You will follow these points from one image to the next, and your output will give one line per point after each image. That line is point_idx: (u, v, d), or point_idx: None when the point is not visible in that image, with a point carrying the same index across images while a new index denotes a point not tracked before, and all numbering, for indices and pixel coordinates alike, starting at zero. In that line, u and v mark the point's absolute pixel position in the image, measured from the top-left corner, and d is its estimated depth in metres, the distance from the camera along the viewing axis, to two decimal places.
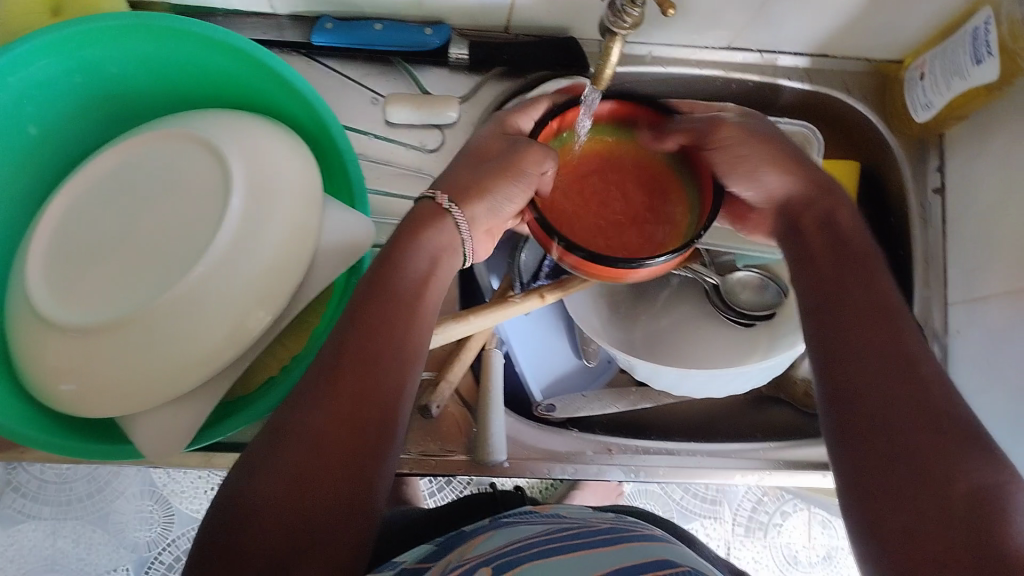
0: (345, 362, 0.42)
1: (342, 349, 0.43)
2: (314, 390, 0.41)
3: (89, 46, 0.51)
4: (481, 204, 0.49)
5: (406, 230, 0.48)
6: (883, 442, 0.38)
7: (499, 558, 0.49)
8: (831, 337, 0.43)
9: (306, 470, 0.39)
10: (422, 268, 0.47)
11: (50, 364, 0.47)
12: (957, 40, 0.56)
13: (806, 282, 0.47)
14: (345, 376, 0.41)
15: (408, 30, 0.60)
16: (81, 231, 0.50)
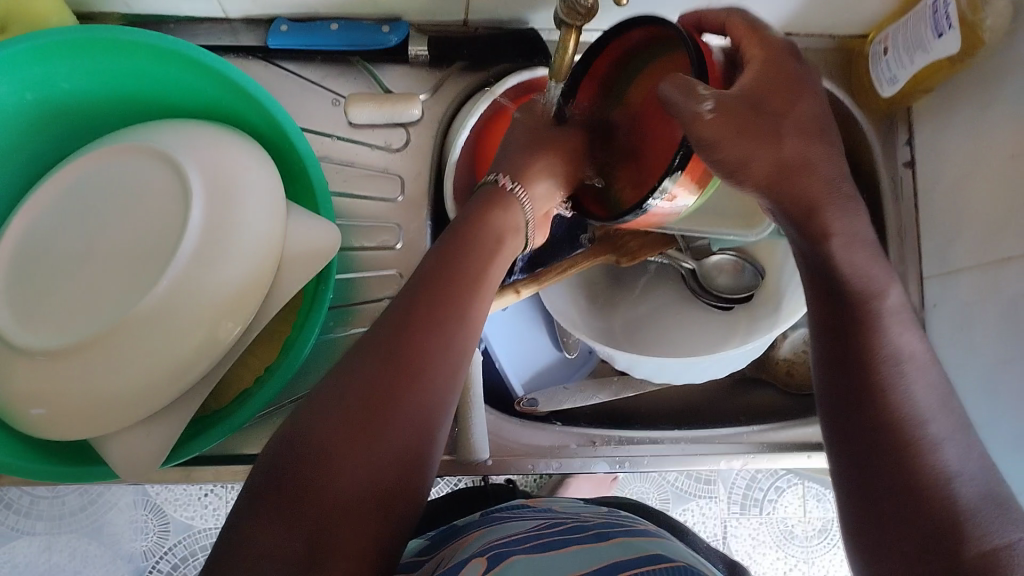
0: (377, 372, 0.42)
1: (382, 358, 0.43)
2: (343, 397, 0.41)
3: (38, 63, 0.49)
4: (539, 182, 0.51)
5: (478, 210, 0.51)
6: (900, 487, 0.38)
7: (488, 554, 0.49)
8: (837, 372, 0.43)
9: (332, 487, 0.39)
10: (479, 249, 0.49)
11: (17, 389, 0.46)
12: (918, 13, 0.56)
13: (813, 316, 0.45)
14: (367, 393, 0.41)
15: (365, 28, 0.60)
16: (42, 253, 0.49)
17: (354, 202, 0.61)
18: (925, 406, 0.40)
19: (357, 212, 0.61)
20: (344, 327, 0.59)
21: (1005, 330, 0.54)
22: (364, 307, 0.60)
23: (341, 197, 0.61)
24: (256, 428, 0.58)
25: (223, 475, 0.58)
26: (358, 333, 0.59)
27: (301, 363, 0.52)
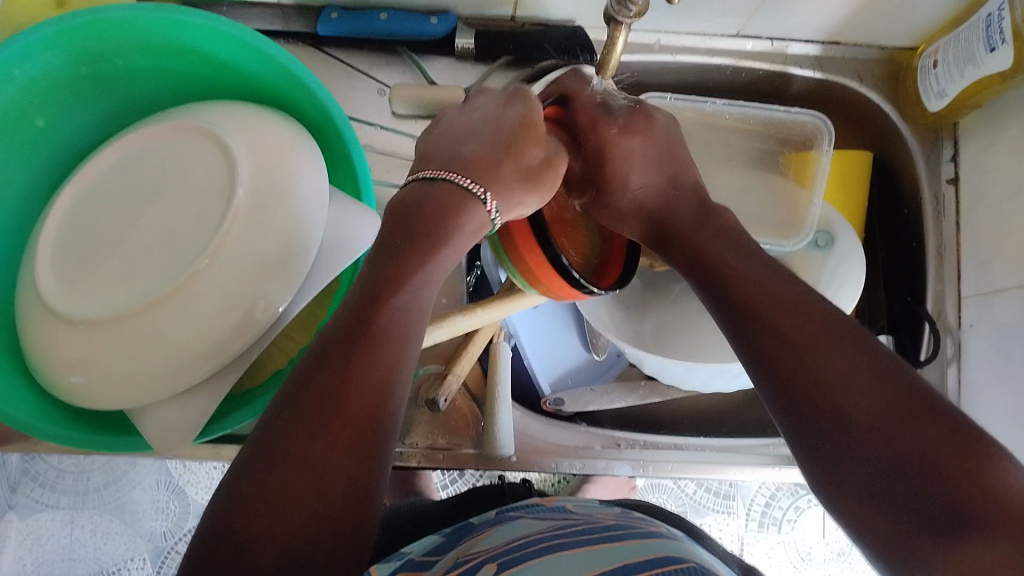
0: (346, 351, 0.39)
1: (344, 333, 0.39)
2: (311, 377, 0.38)
3: (96, 39, 0.50)
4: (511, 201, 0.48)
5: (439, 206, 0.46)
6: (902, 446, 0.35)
7: (503, 555, 0.49)
8: (783, 356, 0.40)
9: (312, 461, 0.36)
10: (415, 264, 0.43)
11: (59, 356, 0.47)
12: (970, 26, 0.55)
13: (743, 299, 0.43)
14: (337, 369, 0.38)
15: (413, 19, 0.60)
16: (89, 223, 0.50)
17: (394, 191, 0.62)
18: None
19: None
20: None
21: None
22: None
23: (382, 187, 0.62)
24: None
25: None
26: None
27: None
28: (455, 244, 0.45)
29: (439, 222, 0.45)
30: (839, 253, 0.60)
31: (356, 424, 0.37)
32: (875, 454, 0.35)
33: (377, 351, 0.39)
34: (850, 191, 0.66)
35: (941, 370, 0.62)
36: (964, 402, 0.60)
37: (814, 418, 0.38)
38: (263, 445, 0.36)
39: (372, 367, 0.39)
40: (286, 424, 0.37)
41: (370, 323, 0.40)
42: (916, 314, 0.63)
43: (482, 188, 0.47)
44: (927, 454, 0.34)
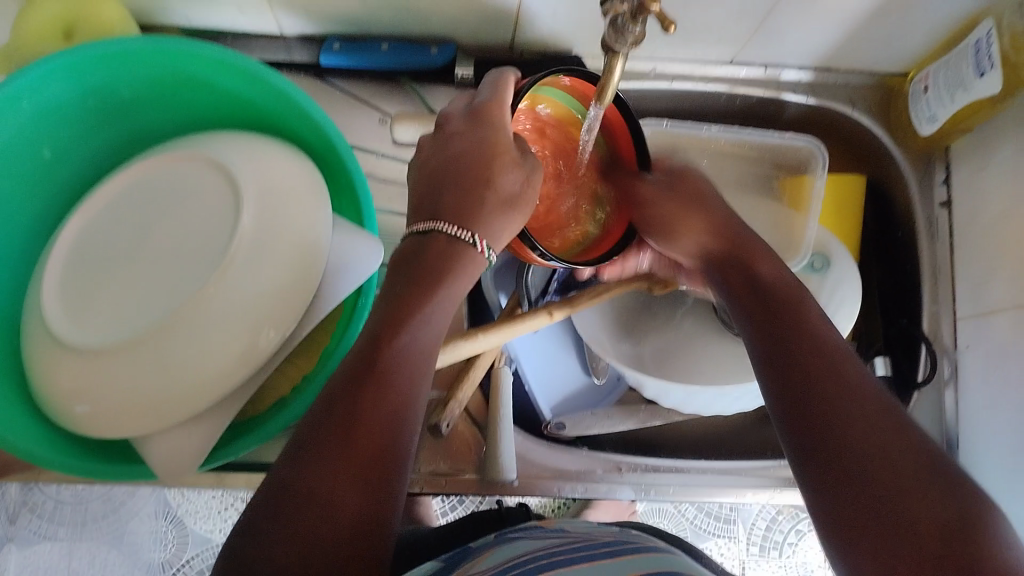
0: (361, 380, 0.40)
1: (362, 364, 0.41)
2: (328, 405, 0.39)
3: (102, 72, 0.51)
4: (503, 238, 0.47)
5: (433, 257, 0.45)
6: (910, 497, 0.35)
7: (500, 573, 0.49)
8: (800, 395, 0.41)
9: (326, 490, 0.36)
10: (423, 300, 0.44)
11: (65, 384, 0.47)
12: (959, 52, 0.57)
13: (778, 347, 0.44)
14: (352, 398, 0.39)
15: (414, 50, 0.61)
16: (96, 253, 0.50)
17: (396, 218, 0.63)
18: None
19: (397, 227, 0.63)
20: None
21: None
22: None
23: (384, 214, 0.63)
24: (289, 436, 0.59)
25: (254, 481, 0.59)
26: None
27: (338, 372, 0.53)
28: (455, 283, 0.45)
29: (434, 266, 0.45)
30: (835, 277, 0.61)
31: (367, 460, 0.38)
32: (873, 493, 0.36)
33: (392, 382, 0.40)
34: (844, 214, 0.67)
35: (938, 391, 0.62)
36: (963, 422, 0.61)
37: (827, 462, 0.38)
38: (280, 475, 0.37)
39: (385, 396, 0.40)
40: (302, 452, 0.38)
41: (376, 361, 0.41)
42: (912, 335, 0.64)
43: (470, 232, 0.46)
44: (935, 507, 0.35)
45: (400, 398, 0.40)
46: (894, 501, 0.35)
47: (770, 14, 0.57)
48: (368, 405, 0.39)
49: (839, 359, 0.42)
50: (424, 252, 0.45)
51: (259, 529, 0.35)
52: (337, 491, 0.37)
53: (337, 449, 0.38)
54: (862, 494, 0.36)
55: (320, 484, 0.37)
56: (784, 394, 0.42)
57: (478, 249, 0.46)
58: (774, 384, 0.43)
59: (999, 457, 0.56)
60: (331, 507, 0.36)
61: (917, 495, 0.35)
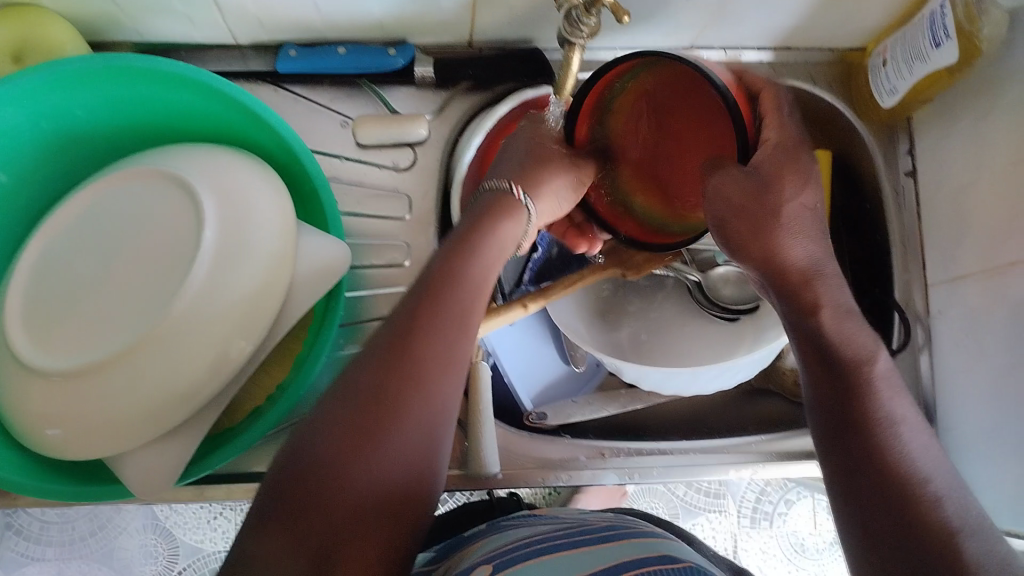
0: (409, 342, 0.41)
1: (411, 320, 0.42)
2: (376, 365, 0.41)
3: (53, 91, 0.50)
4: (547, 195, 0.49)
5: (486, 214, 0.48)
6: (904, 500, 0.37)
7: (497, 558, 0.49)
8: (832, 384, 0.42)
9: (367, 465, 0.38)
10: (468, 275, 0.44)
11: (36, 412, 0.47)
12: (915, 25, 0.57)
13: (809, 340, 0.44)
14: (397, 366, 0.40)
15: (371, 52, 0.61)
16: (59, 276, 0.50)
17: (363, 220, 0.62)
18: (902, 417, 0.41)
19: (366, 229, 0.62)
20: (353, 345, 0.60)
21: (1007, 336, 0.54)
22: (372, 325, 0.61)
23: (351, 217, 0.62)
24: (269, 446, 0.58)
25: (236, 493, 0.58)
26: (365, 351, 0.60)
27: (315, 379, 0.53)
28: (507, 232, 0.47)
29: (480, 223, 0.47)
30: None
31: (405, 447, 0.39)
32: (881, 491, 0.38)
33: (433, 353, 0.41)
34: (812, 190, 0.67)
35: (912, 358, 0.63)
36: (939, 387, 0.61)
37: (846, 458, 0.40)
38: (323, 438, 0.39)
39: (423, 368, 0.41)
40: (352, 412, 0.39)
41: (417, 336, 0.41)
42: (885, 305, 0.64)
43: (510, 183, 0.49)
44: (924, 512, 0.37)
45: (441, 373, 0.41)
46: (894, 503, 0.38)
47: None
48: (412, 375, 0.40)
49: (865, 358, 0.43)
50: (482, 209, 0.48)
51: (300, 490, 0.37)
52: (380, 471, 0.38)
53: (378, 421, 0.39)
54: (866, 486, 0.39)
55: (363, 456, 0.38)
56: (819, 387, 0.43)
57: (517, 197, 0.48)
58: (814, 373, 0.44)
59: (976, 419, 0.57)
60: (371, 482, 0.38)
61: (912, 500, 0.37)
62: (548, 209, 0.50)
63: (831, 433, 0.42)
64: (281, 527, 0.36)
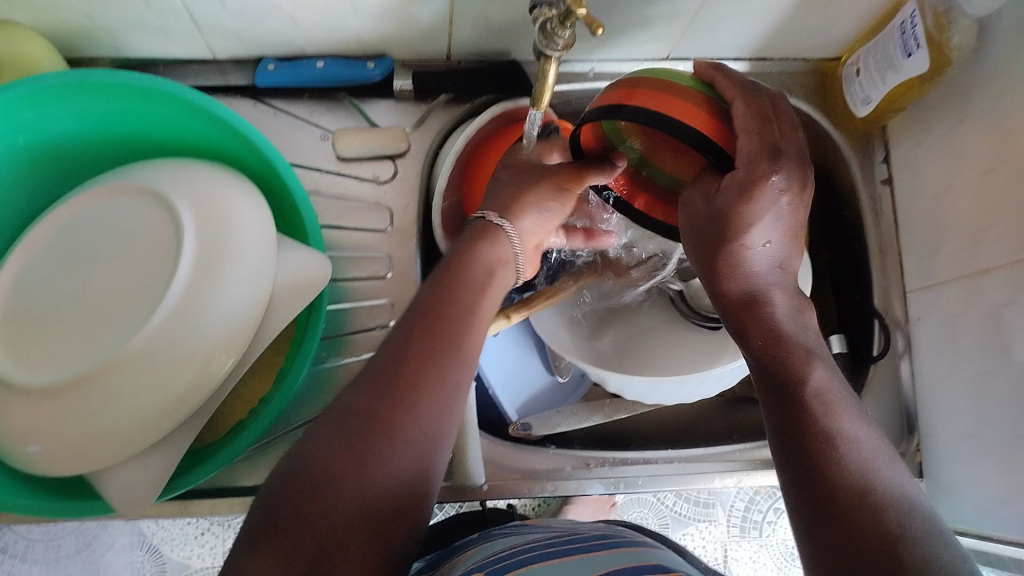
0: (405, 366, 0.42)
1: (410, 347, 0.43)
2: (371, 387, 0.42)
3: (31, 108, 0.50)
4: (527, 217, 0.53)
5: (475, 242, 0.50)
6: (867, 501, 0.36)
7: (487, 565, 0.49)
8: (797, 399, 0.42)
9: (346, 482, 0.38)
10: (464, 298, 0.46)
11: (14, 429, 0.47)
12: (886, 35, 0.58)
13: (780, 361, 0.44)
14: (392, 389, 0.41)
15: (349, 64, 0.61)
16: (37, 292, 0.50)
17: (345, 233, 0.62)
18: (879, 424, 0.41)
19: (348, 242, 0.62)
20: (336, 357, 0.60)
21: (984, 341, 0.55)
22: (356, 337, 0.61)
23: (332, 230, 0.62)
24: (252, 460, 0.58)
25: (219, 508, 0.58)
26: (350, 363, 0.60)
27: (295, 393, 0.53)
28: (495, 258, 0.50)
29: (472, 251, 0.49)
30: None
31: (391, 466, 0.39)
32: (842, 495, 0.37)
33: (428, 380, 0.42)
34: None
35: (894, 364, 0.64)
36: (919, 393, 0.62)
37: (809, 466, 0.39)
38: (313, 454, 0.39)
39: (416, 393, 0.42)
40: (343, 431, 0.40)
41: (417, 354, 0.43)
42: (864, 312, 0.65)
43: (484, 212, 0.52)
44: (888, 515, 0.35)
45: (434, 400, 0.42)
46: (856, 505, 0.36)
47: (699, 9, 0.58)
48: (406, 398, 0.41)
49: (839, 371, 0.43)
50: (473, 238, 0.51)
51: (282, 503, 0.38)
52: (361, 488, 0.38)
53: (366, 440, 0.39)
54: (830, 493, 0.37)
55: (346, 472, 0.38)
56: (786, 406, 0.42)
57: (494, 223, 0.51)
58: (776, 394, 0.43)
59: (956, 424, 0.58)
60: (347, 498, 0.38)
61: (877, 503, 0.36)
62: (528, 230, 0.53)
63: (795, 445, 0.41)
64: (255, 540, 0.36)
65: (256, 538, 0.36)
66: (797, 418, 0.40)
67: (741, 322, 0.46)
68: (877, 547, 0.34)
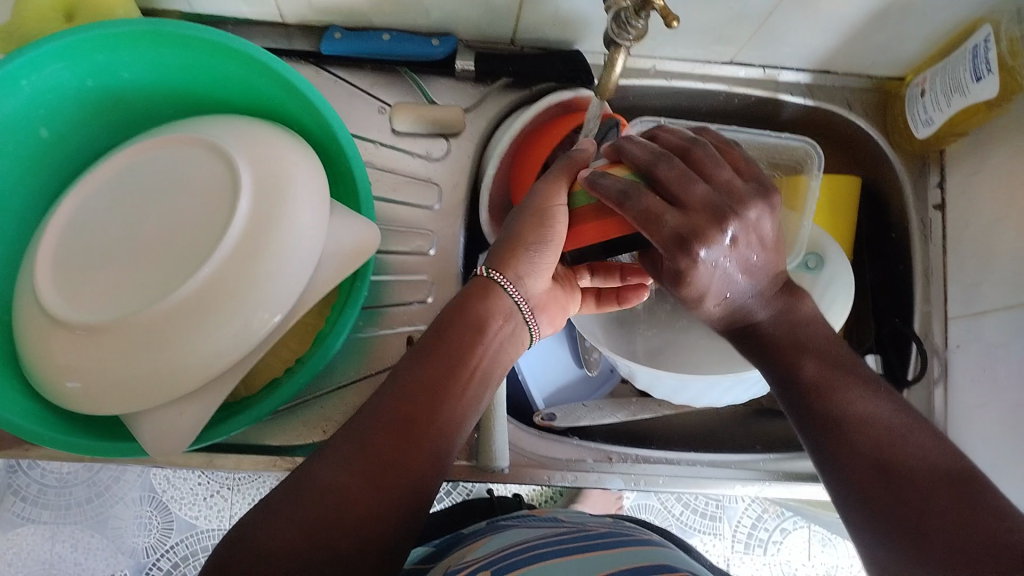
0: (439, 345, 0.46)
1: (435, 331, 0.47)
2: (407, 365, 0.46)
3: (101, 52, 0.51)
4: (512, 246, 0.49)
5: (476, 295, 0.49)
6: (910, 484, 0.40)
7: (499, 560, 0.49)
8: (810, 404, 0.46)
9: (404, 445, 0.42)
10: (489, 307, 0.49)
11: (56, 364, 0.47)
12: (957, 57, 0.57)
13: (777, 377, 0.48)
14: (432, 359, 0.46)
15: (414, 41, 0.62)
16: (94, 229, 0.50)
17: (393, 206, 0.63)
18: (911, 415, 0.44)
19: (395, 216, 0.63)
20: (373, 328, 0.60)
21: None
22: (392, 309, 0.61)
23: (382, 202, 0.63)
24: (282, 420, 0.58)
25: (244, 463, 0.58)
26: (386, 335, 0.60)
27: (332, 356, 0.53)
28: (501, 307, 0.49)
29: (488, 293, 0.49)
30: (828, 274, 0.61)
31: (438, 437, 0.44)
32: (884, 485, 0.41)
33: (467, 357, 0.47)
34: (839, 215, 0.67)
35: (927, 390, 0.63)
36: (951, 421, 0.61)
37: (843, 465, 0.43)
38: (363, 419, 0.43)
39: (458, 364, 0.46)
40: (392, 391, 0.44)
41: (450, 333, 0.47)
42: (904, 335, 0.64)
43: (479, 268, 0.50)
44: (930, 491, 0.39)
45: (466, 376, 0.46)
46: (900, 490, 0.40)
47: (770, 15, 0.57)
48: (448, 365, 0.46)
49: (841, 362, 0.47)
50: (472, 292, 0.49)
51: (341, 459, 0.41)
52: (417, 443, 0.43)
53: (417, 405, 0.44)
54: (874, 486, 0.41)
55: (411, 432, 0.43)
56: (802, 416, 0.46)
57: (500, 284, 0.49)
58: (793, 406, 0.47)
59: (988, 455, 0.57)
60: (409, 457, 0.42)
61: (918, 485, 0.40)
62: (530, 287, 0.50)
63: (821, 446, 0.45)
64: (319, 481, 0.41)
65: (339, 496, 0.40)
66: (821, 421, 0.45)
67: (745, 345, 0.50)
68: (925, 517, 0.39)
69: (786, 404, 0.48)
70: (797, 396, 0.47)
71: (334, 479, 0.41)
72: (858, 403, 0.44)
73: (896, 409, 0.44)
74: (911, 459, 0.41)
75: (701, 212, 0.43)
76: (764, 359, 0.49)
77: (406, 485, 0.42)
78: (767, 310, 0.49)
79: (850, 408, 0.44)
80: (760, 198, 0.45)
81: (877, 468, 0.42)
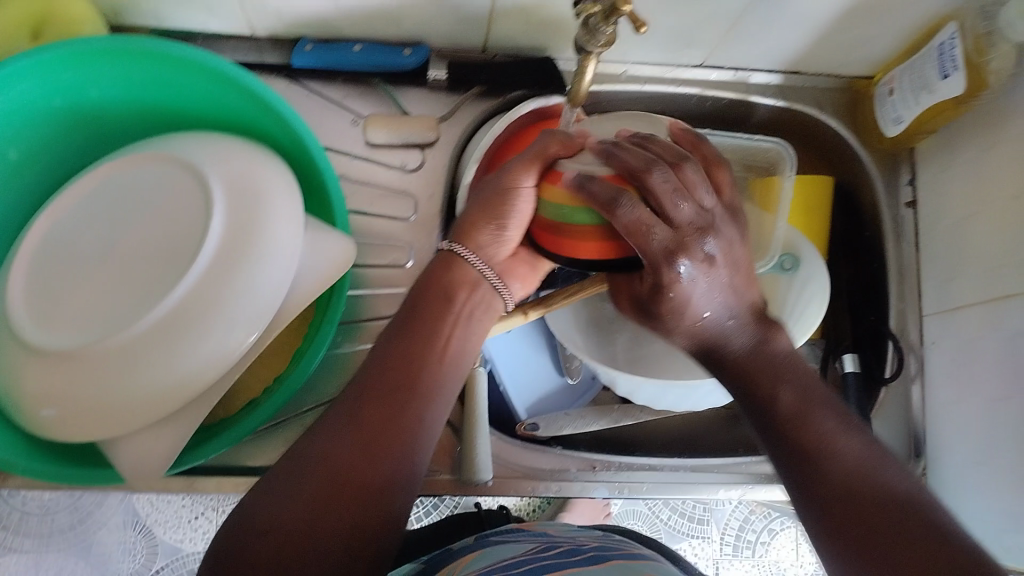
0: (402, 351, 0.46)
1: (401, 333, 0.47)
2: (371, 378, 0.45)
3: (70, 71, 0.50)
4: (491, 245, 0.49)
5: (442, 274, 0.49)
6: (885, 520, 0.39)
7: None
8: (783, 434, 0.44)
9: (374, 464, 0.42)
10: (454, 303, 0.48)
11: (29, 389, 0.47)
12: (924, 55, 0.58)
13: (750, 405, 0.47)
14: (398, 371, 0.45)
15: (386, 52, 0.61)
16: (64, 252, 0.50)
17: (369, 219, 0.63)
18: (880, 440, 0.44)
19: (370, 229, 0.62)
20: (351, 343, 0.60)
21: (1000, 369, 0.54)
22: (370, 323, 0.61)
23: (357, 215, 0.62)
24: (263, 439, 0.58)
25: (225, 486, 0.57)
26: (365, 349, 0.60)
27: (309, 374, 0.52)
28: (466, 289, 0.49)
29: (449, 270, 0.49)
30: (805, 274, 0.61)
31: (405, 453, 0.43)
32: (858, 519, 0.40)
33: (433, 368, 0.46)
34: (813, 214, 0.68)
35: (905, 388, 0.63)
36: (929, 419, 0.62)
37: (816, 498, 0.42)
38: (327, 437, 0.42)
39: (424, 375, 0.46)
40: (357, 408, 0.43)
41: (412, 344, 0.46)
42: (881, 333, 0.64)
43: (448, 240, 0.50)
44: (906, 528, 0.38)
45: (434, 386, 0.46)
46: (877, 526, 0.39)
47: (740, 17, 0.58)
48: (411, 374, 0.45)
49: (815, 394, 0.46)
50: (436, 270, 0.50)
51: (309, 484, 0.40)
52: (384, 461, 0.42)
53: (385, 419, 0.43)
54: (848, 521, 0.40)
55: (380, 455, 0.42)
56: (775, 446, 0.45)
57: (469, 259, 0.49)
58: (766, 435, 0.46)
59: (966, 451, 0.57)
60: (376, 475, 0.41)
61: (892, 522, 0.39)
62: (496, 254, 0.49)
63: (795, 477, 0.43)
64: (289, 503, 0.40)
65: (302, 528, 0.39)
66: (794, 451, 0.44)
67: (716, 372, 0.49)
68: (902, 553, 0.37)
69: (759, 432, 0.46)
70: (769, 425, 0.45)
71: (302, 504, 0.39)
72: (833, 436, 0.43)
73: (868, 443, 0.43)
74: (886, 495, 0.40)
75: (686, 230, 0.43)
76: (737, 387, 0.47)
77: (373, 511, 0.41)
78: (743, 337, 0.48)
79: (824, 439, 0.43)
80: (734, 225, 0.46)
81: (851, 501, 0.40)
